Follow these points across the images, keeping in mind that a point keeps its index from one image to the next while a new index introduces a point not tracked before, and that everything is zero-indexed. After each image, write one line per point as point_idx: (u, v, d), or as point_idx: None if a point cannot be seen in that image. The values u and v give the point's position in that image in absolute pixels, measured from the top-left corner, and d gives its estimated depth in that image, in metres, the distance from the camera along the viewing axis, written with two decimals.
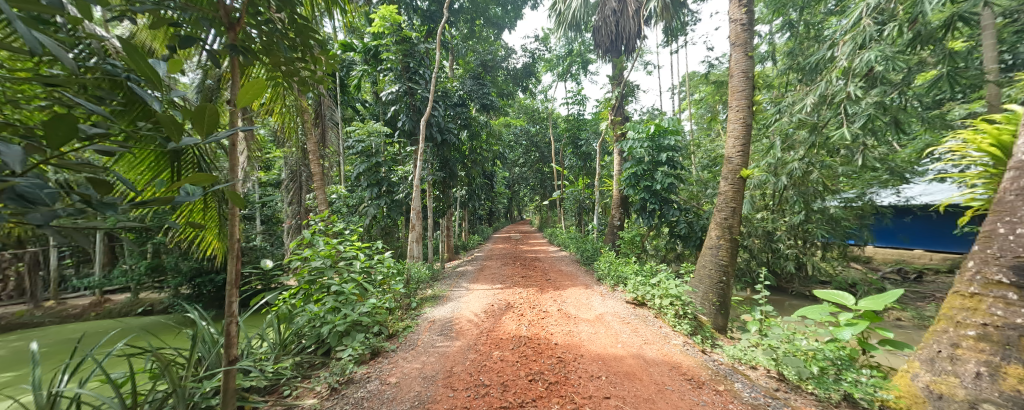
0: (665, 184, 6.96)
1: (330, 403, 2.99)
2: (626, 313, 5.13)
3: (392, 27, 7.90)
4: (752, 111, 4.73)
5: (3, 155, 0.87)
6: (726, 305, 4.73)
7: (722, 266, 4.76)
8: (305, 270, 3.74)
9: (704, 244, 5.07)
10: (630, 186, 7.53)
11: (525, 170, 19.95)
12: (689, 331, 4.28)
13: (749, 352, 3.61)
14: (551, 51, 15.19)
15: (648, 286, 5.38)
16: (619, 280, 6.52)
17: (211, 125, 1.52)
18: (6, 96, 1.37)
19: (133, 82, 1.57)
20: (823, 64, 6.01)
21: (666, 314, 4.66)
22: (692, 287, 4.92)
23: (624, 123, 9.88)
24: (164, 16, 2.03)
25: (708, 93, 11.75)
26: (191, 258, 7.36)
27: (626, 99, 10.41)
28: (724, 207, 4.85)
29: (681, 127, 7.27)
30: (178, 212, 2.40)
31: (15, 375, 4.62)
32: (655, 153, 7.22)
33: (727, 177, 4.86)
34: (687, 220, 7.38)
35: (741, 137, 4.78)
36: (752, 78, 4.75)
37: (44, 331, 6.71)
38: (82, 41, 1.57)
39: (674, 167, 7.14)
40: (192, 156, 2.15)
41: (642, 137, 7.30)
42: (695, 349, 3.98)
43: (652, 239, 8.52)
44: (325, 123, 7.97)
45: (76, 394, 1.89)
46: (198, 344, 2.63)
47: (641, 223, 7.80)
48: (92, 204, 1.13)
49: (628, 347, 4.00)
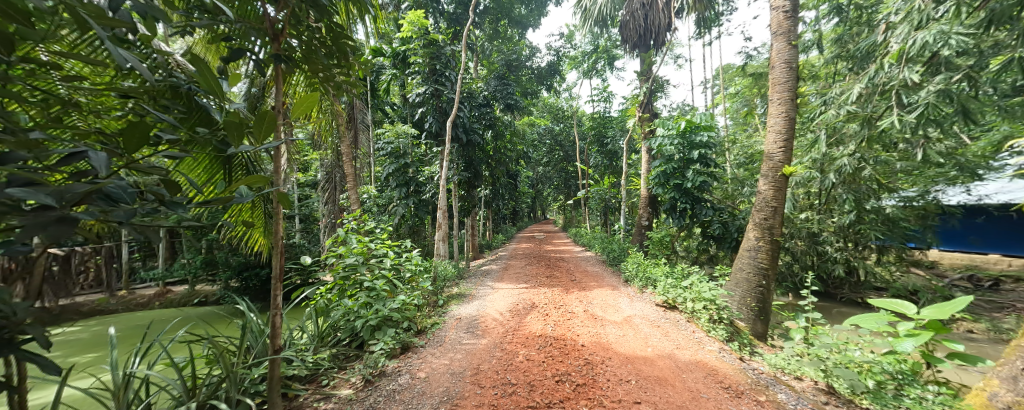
0: (697, 183, 6.71)
1: (365, 395, 3.09)
2: (656, 317, 4.99)
3: (420, 31, 8.12)
4: (796, 105, 4.47)
5: (93, 160, 1.00)
6: (766, 310, 4.50)
7: (762, 270, 4.54)
8: (339, 267, 3.87)
9: (741, 246, 4.87)
10: (659, 185, 7.31)
11: (549, 170, 19.82)
12: (725, 337, 4.09)
13: (793, 361, 3.42)
14: (576, 48, 15.01)
15: (679, 288, 5.20)
16: (648, 282, 6.34)
17: (268, 129, 1.76)
18: (88, 108, 1.51)
19: (194, 91, 1.70)
20: (875, 52, 5.60)
21: (700, 319, 4.48)
22: (728, 290, 4.72)
23: (653, 120, 9.61)
24: (217, 30, 2.18)
25: (744, 87, 11.19)
26: (239, 253, 7.85)
27: (655, 95, 10.13)
28: (764, 207, 4.62)
29: (714, 122, 6.99)
30: (229, 211, 2.57)
31: (94, 356, 5.10)
32: (687, 151, 6.97)
33: (767, 175, 4.63)
34: (722, 220, 7.07)
35: (783, 132, 4.52)
36: (795, 69, 4.48)
37: (117, 317, 7.38)
38: (151, 55, 1.72)
39: (707, 165, 6.87)
40: (242, 160, 2.30)
41: (673, 134, 7.07)
42: (732, 355, 3.80)
43: (683, 240, 8.24)
44: (357, 125, 8.26)
45: (146, 375, 2.07)
46: (247, 334, 2.81)
47: (672, 223, 7.56)
48: (165, 203, 1.27)
49: (659, 351, 3.90)
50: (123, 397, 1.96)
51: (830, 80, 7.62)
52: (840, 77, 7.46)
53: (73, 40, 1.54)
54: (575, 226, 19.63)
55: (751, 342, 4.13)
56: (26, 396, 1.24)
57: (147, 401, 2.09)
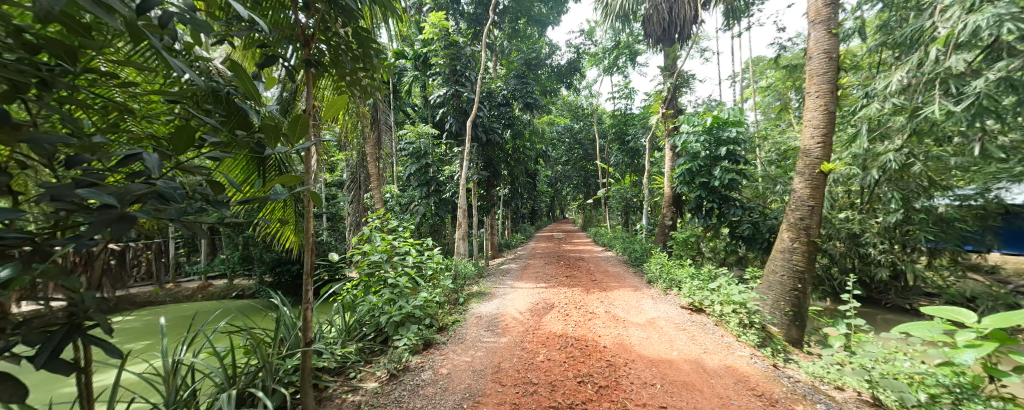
0: (724, 181, 6.48)
1: (390, 389, 3.17)
2: (682, 319, 4.88)
3: (440, 33, 8.26)
4: (837, 97, 4.26)
5: (147, 161, 1.10)
6: (802, 316, 4.32)
7: (798, 272, 4.37)
8: (364, 264, 3.99)
9: (775, 247, 4.71)
10: (683, 183, 7.13)
11: (568, 168, 19.67)
12: (757, 342, 3.96)
13: (833, 371, 3.28)
14: (597, 44, 14.80)
15: (706, 291, 5.07)
16: (673, 283, 6.20)
17: (301, 131, 1.87)
18: (139, 113, 1.63)
19: (232, 95, 1.81)
20: (924, 37, 5.25)
21: (729, 323, 4.35)
22: (759, 293, 4.58)
23: (676, 117, 9.37)
24: (252, 38, 2.30)
25: (775, 79, 10.70)
26: (272, 250, 8.21)
27: (680, 90, 9.84)
28: (800, 206, 4.45)
29: (743, 117, 6.74)
30: (263, 210, 2.71)
31: (147, 343, 5.48)
32: (713, 147, 6.76)
33: (803, 172, 4.46)
34: (753, 220, 6.81)
35: (822, 127, 4.32)
36: (836, 59, 4.28)
37: (165, 308, 7.87)
38: (195, 63, 1.84)
39: (736, 162, 6.63)
40: (275, 161, 2.42)
41: (698, 130, 6.89)
42: (765, 362, 3.67)
43: (709, 240, 8.00)
44: (381, 127, 8.46)
45: (192, 363, 2.21)
46: (281, 327, 2.95)
47: (697, 223, 7.37)
48: (210, 202, 1.38)
49: (685, 355, 3.82)
50: (173, 383, 2.11)
51: (873, 70, 7.17)
52: (884, 67, 7.01)
53: (128, 50, 1.65)
54: (595, 225, 19.42)
55: (786, 348, 3.99)
56: (90, 379, 1.36)
57: (194, 388, 2.23)
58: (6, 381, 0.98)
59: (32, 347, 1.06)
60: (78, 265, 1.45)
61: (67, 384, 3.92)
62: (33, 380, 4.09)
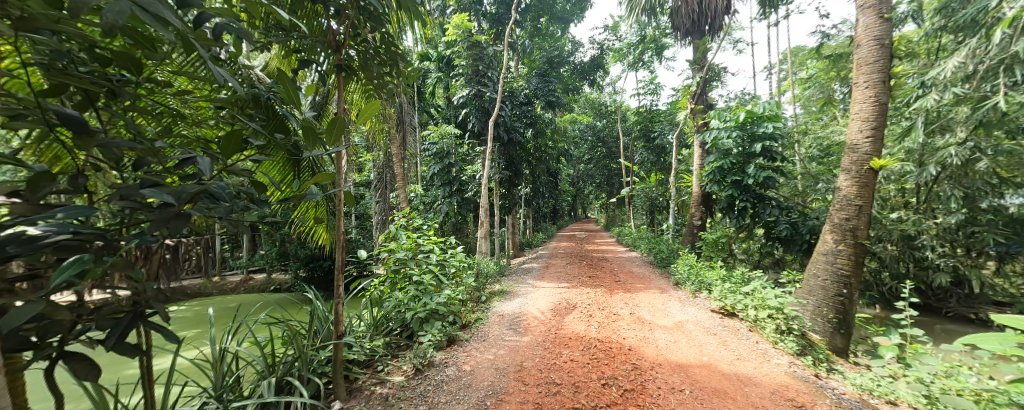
0: (759, 179, 6.22)
1: (416, 383, 3.26)
2: (712, 324, 4.75)
3: (464, 33, 8.39)
4: (889, 86, 4.02)
5: (200, 163, 1.21)
6: (847, 323, 4.08)
7: (842, 276, 4.15)
8: (391, 261, 4.11)
9: (816, 250, 4.48)
10: (714, 182, 6.92)
11: (591, 167, 19.48)
12: (796, 350, 3.78)
13: (884, 384, 3.07)
14: (621, 40, 14.54)
15: (739, 294, 4.91)
16: (702, 286, 6.03)
17: (336, 134, 1.98)
18: (191, 118, 1.77)
19: (272, 100, 1.95)
20: (989, 20, 4.86)
21: (765, 328, 4.18)
22: (800, 299, 4.37)
23: (706, 112, 9.07)
24: (289, 46, 2.45)
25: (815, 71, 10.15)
26: (306, 247, 8.57)
27: (710, 85, 9.49)
28: (846, 206, 4.21)
29: (780, 112, 6.43)
30: (298, 209, 2.86)
31: (197, 331, 5.86)
32: (747, 144, 6.49)
33: (850, 169, 4.24)
34: (791, 220, 6.47)
35: (871, 120, 4.10)
36: (888, 46, 4.04)
37: (212, 300, 8.39)
38: (240, 71, 1.98)
39: (772, 159, 6.34)
40: (309, 163, 2.55)
41: (730, 126, 6.61)
42: (805, 371, 3.50)
43: (741, 242, 7.69)
44: (406, 128, 8.64)
45: (237, 351, 2.37)
46: (315, 320, 3.10)
47: (729, 223, 7.10)
48: (253, 201, 1.51)
49: (715, 361, 3.71)
50: (220, 368, 2.26)
51: (931, 57, 6.66)
52: (945, 53, 6.50)
53: (181, 61, 1.79)
54: (618, 225, 19.05)
55: (829, 357, 3.78)
56: (151, 362, 1.49)
57: (238, 375, 2.38)
58: (85, 360, 1.10)
59: (105, 330, 1.18)
60: (139, 259, 1.59)
61: (131, 366, 4.24)
62: (103, 360, 4.45)
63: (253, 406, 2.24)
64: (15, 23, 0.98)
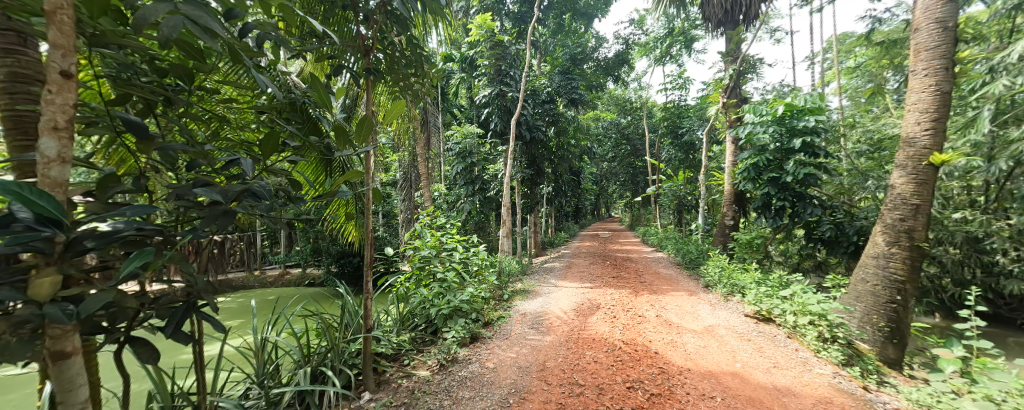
0: (798, 175, 5.90)
1: (441, 378, 3.34)
2: (745, 329, 4.58)
3: (487, 33, 8.45)
4: (953, 73, 3.72)
5: (241, 160, 1.33)
6: (901, 332, 3.79)
7: (894, 282, 3.85)
8: (415, 258, 4.22)
9: (866, 252, 4.21)
10: (748, 180, 6.64)
11: (615, 165, 19.21)
12: (842, 360, 3.57)
13: (944, 400, 2.84)
14: (647, 34, 14.19)
15: (776, 298, 4.70)
16: (734, 288, 5.83)
17: (365, 133, 2.07)
18: (234, 122, 1.90)
19: (306, 104, 2.07)
20: None
21: (805, 336, 3.98)
22: (845, 305, 4.11)
23: (740, 106, 8.71)
24: (321, 52, 2.58)
25: (863, 59, 9.48)
26: (337, 245, 8.89)
27: (744, 77, 9.08)
28: (900, 205, 3.92)
29: (823, 104, 6.05)
30: (330, 207, 2.98)
31: (240, 321, 6.22)
32: (785, 139, 6.17)
33: (905, 164, 3.96)
34: (835, 221, 6.09)
35: (931, 110, 3.79)
36: (952, 29, 3.73)
37: (252, 292, 8.89)
38: (278, 77, 2.11)
39: (814, 154, 5.99)
40: (339, 162, 2.66)
41: (766, 120, 6.31)
42: (852, 383, 3.30)
43: (778, 243, 7.31)
44: (430, 128, 8.80)
45: (276, 341, 2.53)
46: (346, 314, 3.23)
47: (764, 223, 6.77)
48: (289, 198, 1.63)
49: (749, 368, 3.59)
50: (261, 356, 2.41)
51: (1003, 40, 6.04)
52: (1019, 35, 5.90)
53: (226, 69, 1.91)
54: (642, 225, 18.68)
55: (879, 368, 3.57)
56: (202, 349, 1.61)
57: (277, 363, 2.54)
58: (146, 345, 1.20)
59: (164, 318, 1.29)
60: (190, 254, 1.71)
61: (185, 351, 4.55)
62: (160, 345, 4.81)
63: (291, 393, 2.39)
64: (88, 39, 1.11)
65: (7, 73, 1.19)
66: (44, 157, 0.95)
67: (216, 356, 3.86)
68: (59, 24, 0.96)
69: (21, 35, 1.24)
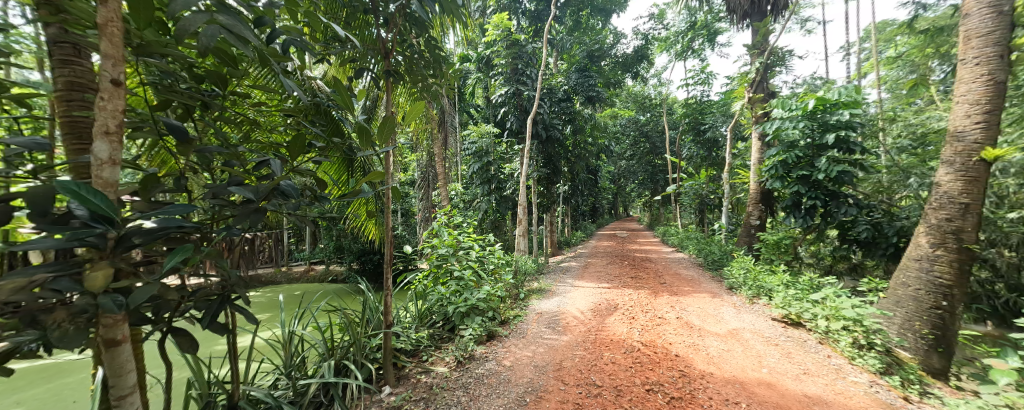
0: (832, 174, 5.61)
1: (458, 374, 3.38)
2: (772, 332, 4.45)
3: (503, 33, 8.50)
4: (1008, 60, 3.49)
5: (272, 162, 1.40)
6: (948, 341, 3.55)
7: (940, 287, 3.63)
8: (433, 256, 4.30)
9: (908, 255, 4.00)
10: (774, 178, 6.43)
11: (633, 164, 18.96)
12: (879, 369, 3.39)
13: None
14: (668, 28, 13.89)
15: (806, 302, 4.53)
16: (760, 291, 5.66)
17: (386, 134, 2.12)
18: (264, 125, 1.99)
19: (330, 107, 2.14)
20: None
21: (839, 342, 3.80)
22: (885, 311, 3.91)
23: (767, 101, 8.43)
24: (344, 56, 2.66)
25: (903, 50, 8.96)
26: (358, 242, 9.11)
27: (772, 70, 8.75)
28: (947, 204, 3.69)
29: (860, 97, 5.73)
30: (352, 206, 3.06)
31: (268, 315, 6.47)
32: (817, 134, 5.91)
33: (953, 160, 3.73)
34: (872, 221, 5.74)
35: (983, 101, 3.56)
36: (1007, 14, 3.50)
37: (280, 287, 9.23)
38: (305, 82, 2.19)
39: (849, 151, 5.71)
40: (361, 163, 2.73)
41: (795, 115, 6.06)
42: (890, 393, 3.13)
43: (809, 245, 6.91)
44: (448, 128, 8.89)
45: (303, 335, 2.63)
46: (367, 310, 3.31)
47: (792, 223, 6.52)
48: (314, 198, 1.69)
49: (777, 374, 3.48)
50: (289, 349, 2.52)
51: None
52: None
53: (256, 74, 2.00)
54: (662, 225, 18.31)
55: (922, 377, 3.33)
56: (236, 341, 1.70)
57: (304, 356, 2.64)
58: (186, 335, 1.28)
59: (202, 310, 1.37)
60: (225, 250, 1.80)
61: (220, 342, 4.78)
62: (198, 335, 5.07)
63: (317, 385, 2.49)
64: (135, 49, 1.19)
65: (65, 81, 1.29)
66: (97, 160, 1.02)
67: (247, 348, 4.04)
68: (109, 36, 1.03)
69: (76, 47, 1.33)
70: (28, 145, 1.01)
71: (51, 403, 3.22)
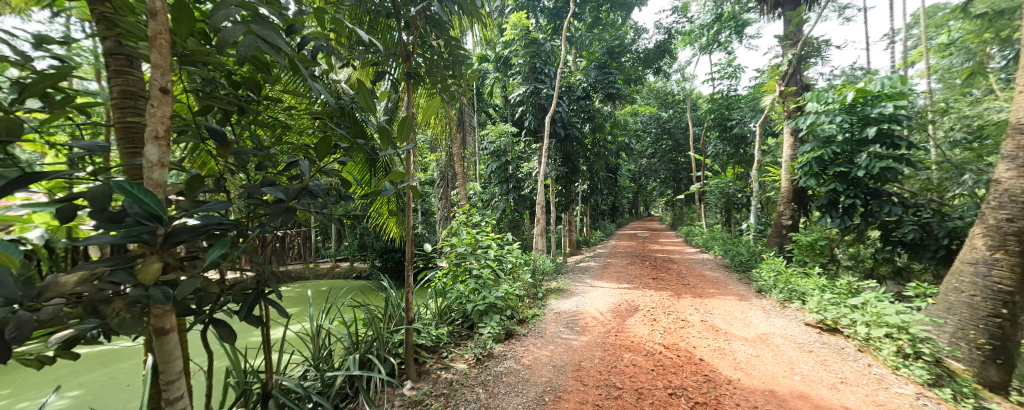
0: (872, 170, 5.37)
1: (477, 371, 3.44)
2: (805, 338, 4.30)
3: (522, 32, 8.55)
4: None
5: (300, 163, 1.46)
6: (1007, 352, 3.31)
7: (999, 293, 3.38)
8: (452, 254, 4.38)
9: (961, 258, 3.77)
10: (809, 175, 6.18)
11: (655, 162, 18.63)
12: (927, 380, 3.20)
13: None
14: (691, 21, 13.54)
15: (845, 308, 4.34)
16: (793, 295, 5.45)
17: (406, 134, 2.17)
18: (293, 128, 2.08)
19: (354, 109, 2.22)
20: None
21: (882, 350, 3.63)
22: (935, 318, 3.69)
23: (800, 95, 8.08)
24: (367, 60, 2.75)
25: (953, 37, 8.38)
26: (380, 241, 9.33)
27: (806, 62, 8.37)
28: (1008, 204, 3.42)
29: (905, 87, 5.39)
30: (376, 205, 3.15)
31: (298, 309, 6.75)
32: (856, 129, 5.63)
33: (1015, 155, 3.45)
34: (920, 221, 5.38)
35: None
36: None
37: (307, 283, 9.58)
38: (331, 86, 2.28)
39: (892, 146, 5.42)
40: (383, 163, 2.81)
41: (832, 109, 5.78)
42: (938, 405, 2.95)
43: (846, 246, 6.59)
44: (467, 127, 8.99)
45: (330, 328, 2.74)
46: (390, 306, 3.40)
47: (827, 223, 6.24)
48: (340, 197, 1.76)
49: (811, 383, 3.37)
50: (317, 342, 2.64)
51: None
52: None
53: (286, 80, 2.10)
54: (685, 225, 17.92)
55: (977, 391, 3.10)
56: (270, 333, 1.79)
57: (331, 349, 2.75)
58: (226, 326, 1.36)
59: (238, 303, 1.45)
60: (259, 247, 1.90)
61: (255, 334, 5.01)
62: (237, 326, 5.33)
63: (342, 378, 2.58)
64: (180, 59, 1.29)
65: (119, 90, 1.39)
66: (149, 162, 1.11)
67: (279, 341, 4.23)
68: (159, 47, 1.11)
69: (129, 58, 1.43)
70: (90, 147, 1.11)
71: (108, 386, 3.46)
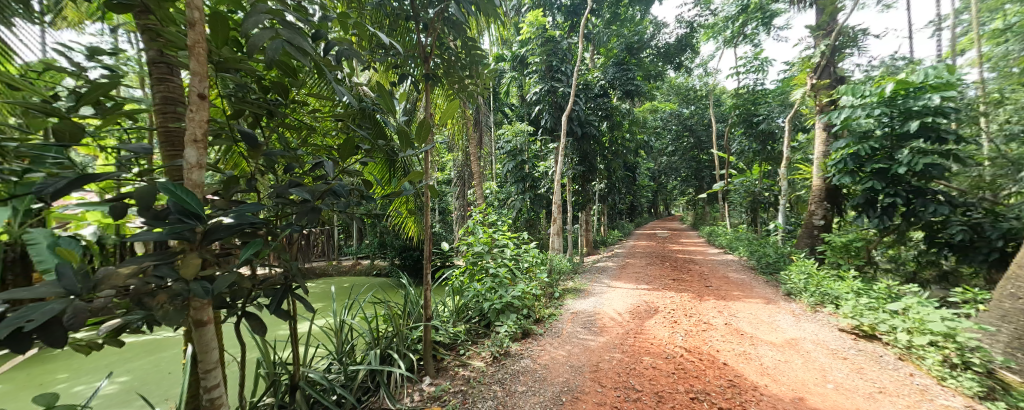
0: (915, 166, 5.09)
1: (494, 370, 3.48)
2: (838, 345, 4.15)
3: (538, 30, 8.55)
4: None
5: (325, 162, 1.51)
6: None
7: None
8: (469, 253, 4.42)
9: (1016, 261, 3.60)
10: (845, 173, 5.92)
11: (676, 160, 18.23)
12: (978, 392, 3.03)
13: None
14: (715, 15, 13.16)
15: (883, 313, 4.16)
16: (826, 298, 5.26)
17: (424, 135, 2.21)
18: (318, 130, 2.16)
19: (374, 110, 2.28)
20: None
21: (928, 360, 3.46)
22: (987, 325, 3.51)
23: (833, 88, 7.73)
24: (387, 62, 2.82)
25: (1004, 23, 7.81)
26: (399, 239, 9.50)
27: (841, 53, 7.97)
28: None
29: (955, 77, 5.05)
30: (396, 204, 3.22)
31: (322, 305, 6.94)
32: (898, 122, 5.37)
33: None
34: (969, 221, 5.06)
35: None
36: None
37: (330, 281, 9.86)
38: (353, 88, 2.35)
39: (939, 140, 5.14)
40: (401, 164, 2.87)
41: (869, 102, 5.52)
42: None
43: (885, 248, 6.27)
44: (483, 127, 9.05)
45: (351, 324, 2.83)
46: (410, 303, 3.47)
47: (864, 222, 5.96)
48: (362, 196, 1.82)
49: (845, 391, 3.26)
50: (339, 336, 2.73)
51: None
52: None
53: (311, 83, 2.18)
54: (705, 226, 17.50)
55: None
56: (296, 327, 1.87)
57: (353, 344, 2.84)
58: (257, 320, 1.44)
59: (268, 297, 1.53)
60: (288, 245, 1.99)
61: (283, 327, 5.20)
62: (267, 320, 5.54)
63: (364, 372, 2.66)
64: (214, 66, 1.36)
65: (161, 97, 1.48)
66: (188, 164, 1.18)
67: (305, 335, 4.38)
68: (197, 56, 1.18)
69: (170, 66, 1.53)
70: (138, 150, 1.19)
71: (152, 373, 3.67)
